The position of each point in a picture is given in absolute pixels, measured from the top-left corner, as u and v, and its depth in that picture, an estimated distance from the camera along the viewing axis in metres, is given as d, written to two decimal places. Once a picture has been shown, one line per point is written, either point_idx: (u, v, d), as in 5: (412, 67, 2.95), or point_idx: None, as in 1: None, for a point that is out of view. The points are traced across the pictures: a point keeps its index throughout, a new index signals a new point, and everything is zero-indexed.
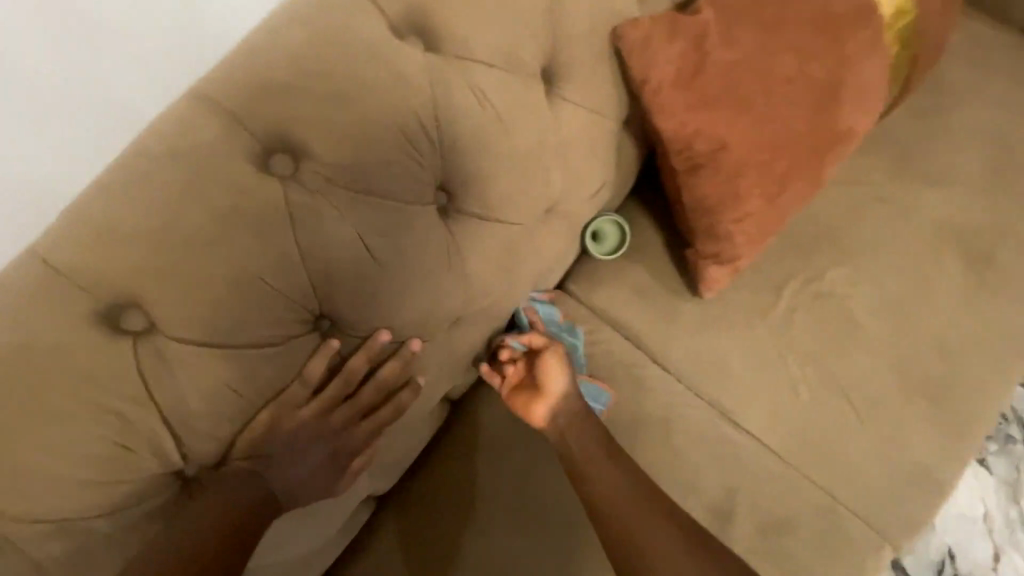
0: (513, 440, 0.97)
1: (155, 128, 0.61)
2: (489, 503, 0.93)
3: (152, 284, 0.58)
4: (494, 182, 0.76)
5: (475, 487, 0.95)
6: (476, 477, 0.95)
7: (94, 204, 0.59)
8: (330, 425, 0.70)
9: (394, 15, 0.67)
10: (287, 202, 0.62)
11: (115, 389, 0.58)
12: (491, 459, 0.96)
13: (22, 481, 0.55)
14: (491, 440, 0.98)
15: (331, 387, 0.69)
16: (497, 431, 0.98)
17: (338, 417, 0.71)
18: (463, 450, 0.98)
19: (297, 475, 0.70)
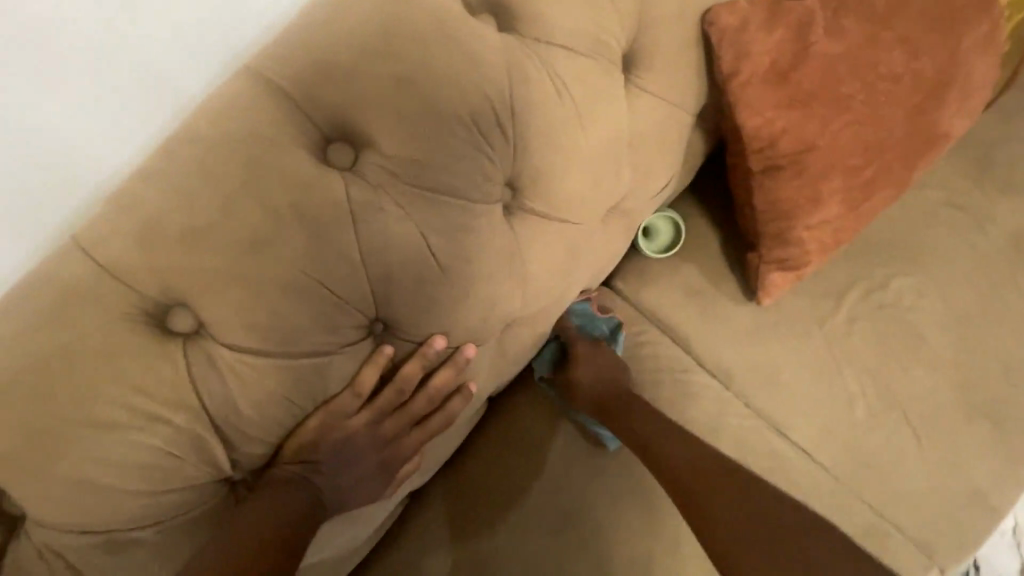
0: (556, 445, 0.93)
1: (204, 109, 0.55)
2: (529, 510, 0.89)
3: (204, 282, 0.53)
4: (564, 177, 0.69)
5: (515, 492, 0.90)
6: (517, 481, 0.91)
7: (138, 190, 0.53)
8: (382, 433, 0.66)
9: None
10: (348, 197, 0.57)
11: (161, 396, 0.53)
12: (532, 464, 0.92)
13: (67, 490, 0.51)
14: (532, 443, 0.93)
15: (384, 394, 0.65)
16: (538, 435, 0.94)
17: (390, 425, 0.66)
18: (503, 452, 0.94)
19: (345, 485, 0.66)
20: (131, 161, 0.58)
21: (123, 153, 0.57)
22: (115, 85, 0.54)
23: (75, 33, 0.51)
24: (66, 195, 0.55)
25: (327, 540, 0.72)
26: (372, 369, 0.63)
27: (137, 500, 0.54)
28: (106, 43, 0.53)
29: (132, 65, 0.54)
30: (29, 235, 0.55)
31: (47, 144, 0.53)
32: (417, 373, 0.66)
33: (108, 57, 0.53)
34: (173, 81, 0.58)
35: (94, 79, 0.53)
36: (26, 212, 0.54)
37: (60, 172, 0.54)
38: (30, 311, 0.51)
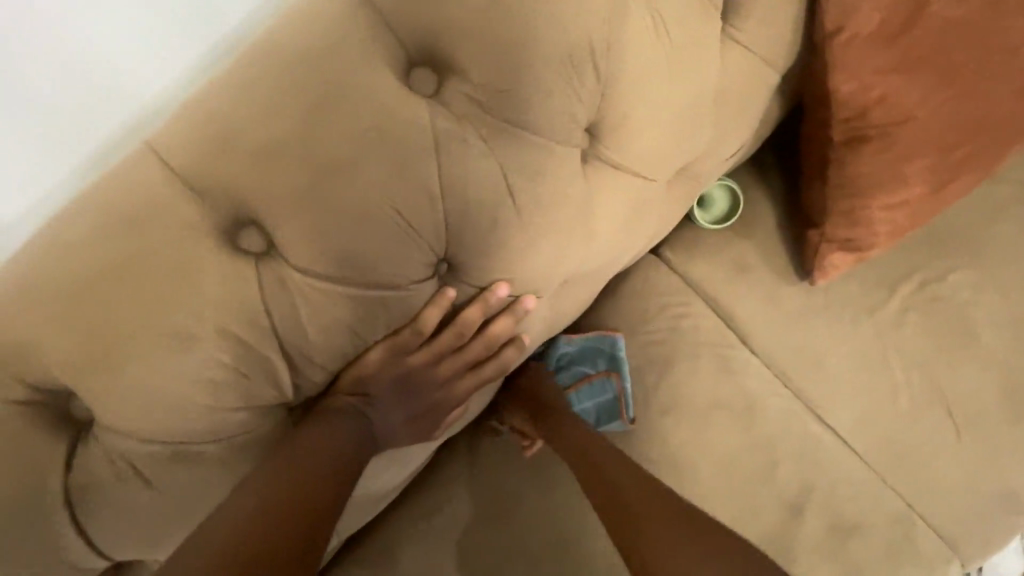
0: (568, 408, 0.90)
1: (284, 22, 0.52)
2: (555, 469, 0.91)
3: (282, 201, 0.51)
4: (646, 127, 0.66)
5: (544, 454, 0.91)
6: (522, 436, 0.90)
7: (215, 101, 0.51)
8: (437, 374, 0.65)
9: None
10: (433, 126, 0.54)
11: (232, 312, 0.52)
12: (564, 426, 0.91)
13: (137, 399, 0.51)
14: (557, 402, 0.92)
15: (445, 335, 0.64)
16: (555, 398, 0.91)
17: (446, 367, 0.65)
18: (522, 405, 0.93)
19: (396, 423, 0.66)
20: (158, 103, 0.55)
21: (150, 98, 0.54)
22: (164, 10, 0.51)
23: None
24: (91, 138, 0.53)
25: (370, 478, 0.73)
26: (435, 309, 0.61)
27: (204, 416, 0.54)
28: None
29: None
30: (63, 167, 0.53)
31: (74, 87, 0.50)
32: (476, 319, 0.64)
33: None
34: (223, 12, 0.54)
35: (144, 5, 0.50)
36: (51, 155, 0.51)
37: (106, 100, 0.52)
38: (96, 221, 0.50)
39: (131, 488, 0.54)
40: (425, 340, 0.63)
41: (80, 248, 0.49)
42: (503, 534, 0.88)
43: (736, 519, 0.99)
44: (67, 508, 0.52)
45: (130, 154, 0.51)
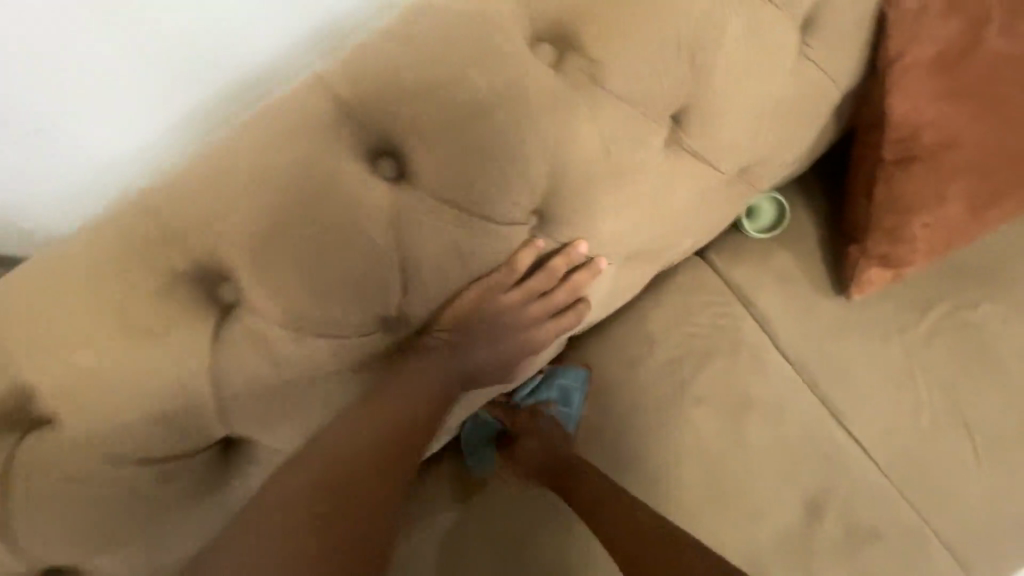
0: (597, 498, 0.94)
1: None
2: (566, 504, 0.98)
3: (420, 135, 0.61)
4: (724, 119, 0.75)
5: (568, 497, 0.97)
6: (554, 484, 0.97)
7: (376, 49, 0.62)
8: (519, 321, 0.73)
9: None
10: (553, 90, 0.63)
11: (365, 224, 0.61)
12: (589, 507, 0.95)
13: (279, 287, 0.60)
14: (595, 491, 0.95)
15: (529, 284, 0.71)
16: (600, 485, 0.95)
17: (529, 313, 0.73)
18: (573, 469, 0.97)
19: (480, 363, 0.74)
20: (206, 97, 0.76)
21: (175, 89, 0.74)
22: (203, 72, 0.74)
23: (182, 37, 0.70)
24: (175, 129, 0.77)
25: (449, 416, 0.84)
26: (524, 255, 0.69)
27: (328, 312, 0.62)
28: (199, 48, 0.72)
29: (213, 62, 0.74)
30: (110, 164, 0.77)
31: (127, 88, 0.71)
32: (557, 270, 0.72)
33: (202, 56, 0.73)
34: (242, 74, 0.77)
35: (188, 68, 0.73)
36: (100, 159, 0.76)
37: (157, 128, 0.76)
38: (265, 140, 0.60)
39: (259, 368, 0.62)
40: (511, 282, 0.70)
41: (250, 155, 0.60)
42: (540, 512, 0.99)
43: (755, 509, 1.05)
44: (206, 379, 0.59)
45: (299, 86, 0.62)
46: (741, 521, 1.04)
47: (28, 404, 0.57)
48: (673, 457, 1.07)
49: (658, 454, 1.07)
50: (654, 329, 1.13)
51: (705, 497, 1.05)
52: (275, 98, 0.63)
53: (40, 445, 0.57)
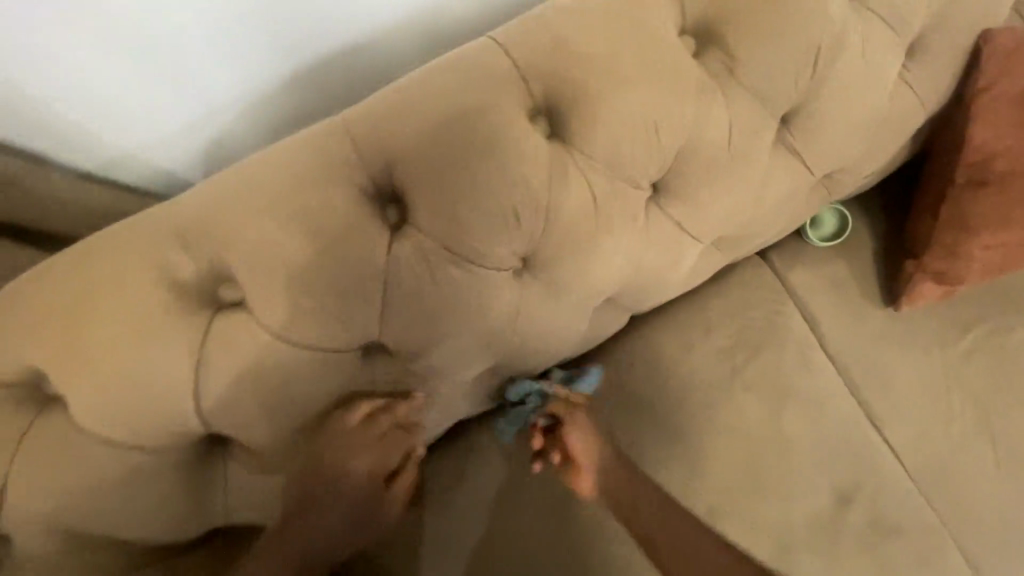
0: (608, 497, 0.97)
1: None
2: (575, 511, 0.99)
3: (580, 100, 0.70)
4: (826, 124, 0.84)
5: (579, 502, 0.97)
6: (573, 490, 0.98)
7: (548, 22, 0.71)
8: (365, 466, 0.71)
9: None
10: (694, 76, 0.73)
11: (523, 170, 0.69)
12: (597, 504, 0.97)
13: (446, 213, 0.68)
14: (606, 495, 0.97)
15: (365, 428, 0.72)
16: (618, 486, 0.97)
17: (352, 458, 0.71)
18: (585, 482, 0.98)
19: (340, 509, 0.72)
20: (326, 64, 0.86)
21: (308, 62, 0.84)
22: (279, 62, 0.82)
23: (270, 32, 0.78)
24: (297, 95, 0.87)
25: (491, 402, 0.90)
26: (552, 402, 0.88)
27: (480, 243, 0.70)
28: (284, 43, 0.80)
29: (294, 54, 0.82)
30: (137, 123, 0.78)
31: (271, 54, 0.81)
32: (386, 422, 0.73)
33: (282, 48, 0.81)
34: (320, 69, 0.86)
35: (257, 56, 0.80)
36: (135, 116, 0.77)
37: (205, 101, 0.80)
38: (443, 84, 0.68)
39: (414, 285, 0.69)
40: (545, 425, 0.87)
41: (430, 97, 0.67)
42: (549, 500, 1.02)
43: (788, 493, 1.13)
44: (371, 286, 0.68)
45: (476, 45, 0.71)
46: (775, 502, 1.13)
47: (223, 287, 0.66)
48: (718, 437, 1.16)
49: (705, 431, 1.16)
50: (713, 318, 1.21)
51: (744, 476, 1.14)
52: (452, 52, 0.71)
53: (229, 324, 0.66)
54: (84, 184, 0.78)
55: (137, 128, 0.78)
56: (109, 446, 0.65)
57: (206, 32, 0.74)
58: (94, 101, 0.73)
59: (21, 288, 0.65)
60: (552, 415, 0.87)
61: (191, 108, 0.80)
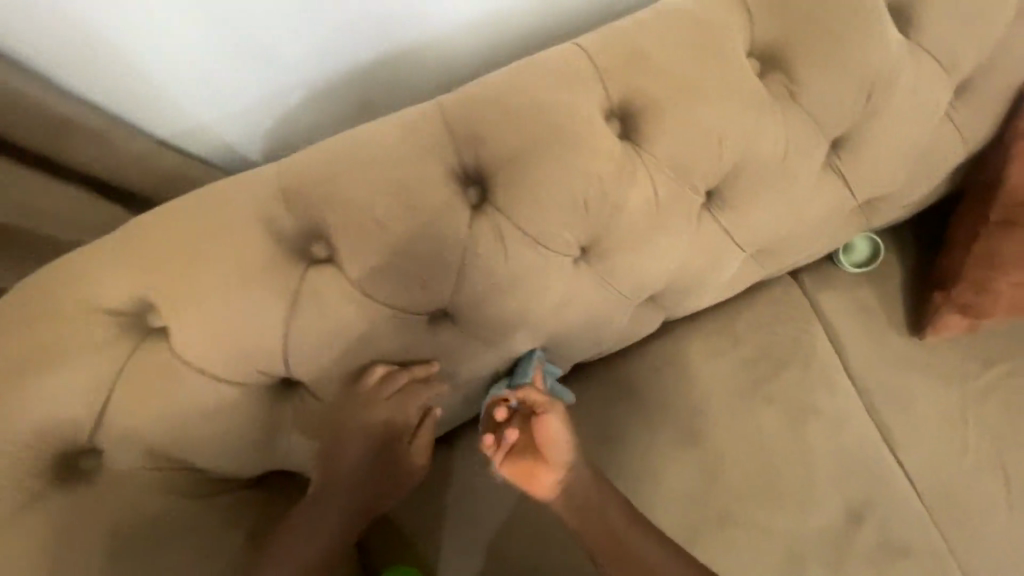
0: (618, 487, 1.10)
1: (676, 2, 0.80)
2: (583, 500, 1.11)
3: (652, 106, 0.77)
4: (873, 152, 0.90)
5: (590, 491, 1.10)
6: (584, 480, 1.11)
7: (629, 34, 0.78)
8: (390, 422, 0.78)
9: None
10: (758, 95, 0.79)
11: (595, 164, 0.75)
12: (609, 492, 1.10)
13: (522, 197, 0.74)
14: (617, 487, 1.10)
15: (386, 389, 0.77)
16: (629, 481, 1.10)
17: (378, 415, 0.77)
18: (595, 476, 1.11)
19: (372, 459, 0.79)
20: (397, 59, 0.94)
21: (380, 56, 0.92)
22: (348, 58, 0.91)
23: (346, 33, 0.87)
24: (372, 88, 0.97)
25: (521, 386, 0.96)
26: (529, 390, 0.84)
27: (548, 228, 0.76)
28: (356, 43, 0.89)
29: (364, 52, 0.91)
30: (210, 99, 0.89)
31: (351, 54, 0.90)
32: (404, 385, 0.78)
33: (354, 47, 0.89)
34: (387, 66, 0.95)
35: (329, 54, 0.89)
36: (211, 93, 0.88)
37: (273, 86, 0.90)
38: (531, 80, 0.75)
39: (485, 260, 0.76)
40: (513, 407, 0.83)
41: (518, 91, 0.74)
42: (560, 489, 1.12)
43: (802, 505, 1.17)
44: (447, 256, 0.74)
45: (561, 49, 0.78)
46: (788, 512, 1.17)
47: (314, 244, 0.73)
48: (738, 444, 1.20)
49: (726, 437, 1.20)
50: (742, 330, 1.26)
51: (760, 484, 1.18)
52: (538, 53, 0.79)
53: (318, 276, 0.73)
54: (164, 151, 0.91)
55: (210, 102, 0.89)
56: (200, 376, 0.72)
57: (287, 29, 0.83)
58: (178, 78, 0.84)
59: (138, 227, 0.72)
60: (526, 403, 0.83)
61: (262, 91, 0.91)
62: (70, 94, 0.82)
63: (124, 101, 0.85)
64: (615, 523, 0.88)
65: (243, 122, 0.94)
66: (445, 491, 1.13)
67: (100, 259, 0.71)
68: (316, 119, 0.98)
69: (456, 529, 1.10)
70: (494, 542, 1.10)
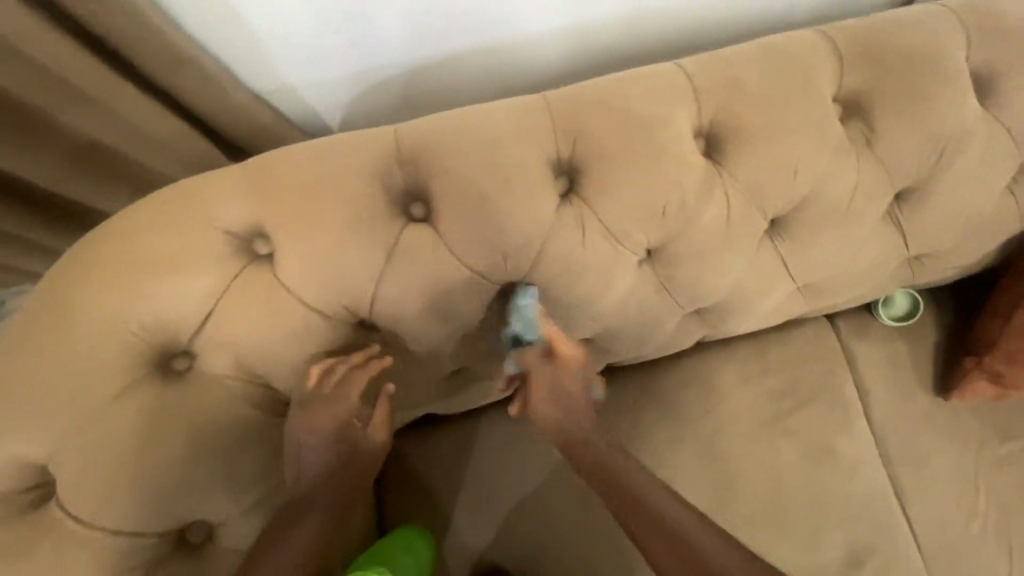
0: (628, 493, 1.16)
1: (773, 40, 0.87)
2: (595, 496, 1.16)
3: (740, 132, 0.83)
4: (934, 209, 0.95)
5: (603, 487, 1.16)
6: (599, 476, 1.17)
7: (728, 62, 0.85)
8: (335, 415, 0.80)
9: (976, 66, 0.88)
10: (837, 137, 0.85)
11: (679, 176, 0.82)
12: None
13: (607, 193, 0.81)
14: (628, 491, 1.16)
15: (327, 384, 0.80)
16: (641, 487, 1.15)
17: (324, 408, 0.80)
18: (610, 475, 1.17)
19: (330, 450, 0.81)
20: (498, 48, 1.04)
21: (481, 44, 1.03)
22: (449, 45, 1.01)
23: (455, 24, 0.97)
24: (463, 70, 1.08)
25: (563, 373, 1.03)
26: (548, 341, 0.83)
27: (626, 226, 0.83)
28: (460, 34, 0.99)
29: (465, 41, 1.01)
30: (315, 66, 1.00)
31: (458, 43, 1.01)
32: (341, 376, 0.81)
33: (458, 36, 1.00)
34: (482, 55, 1.05)
35: (434, 40, 0.99)
36: (321, 61, 0.99)
37: (375, 61, 1.01)
38: (631, 90, 0.83)
39: (563, 245, 0.83)
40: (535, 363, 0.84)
41: (619, 98, 0.82)
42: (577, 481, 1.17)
43: (803, 538, 1.21)
44: (534, 236, 0.81)
45: (662, 66, 0.85)
46: (788, 542, 1.21)
47: (415, 204, 0.81)
48: (751, 469, 1.24)
49: (740, 460, 1.25)
50: (772, 361, 1.31)
51: (766, 510, 1.22)
52: (639, 66, 0.86)
53: (414, 233, 0.80)
54: (258, 104, 1.04)
55: (314, 66, 1.01)
56: (295, 303, 0.80)
57: (405, 14, 0.93)
58: (296, 45, 0.95)
59: (266, 160, 0.81)
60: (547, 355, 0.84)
61: (363, 64, 1.02)
62: (209, 42, 0.92)
63: (247, 55, 0.96)
64: (649, 496, 0.83)
65: (337, 87, 1.06)
66: (470, 460, 1.19)
67: (217, 183, 0.80)
68: (406, 92, 1.10)
69: (472, 500, 1.17)
70: (506, 517, 1.15)
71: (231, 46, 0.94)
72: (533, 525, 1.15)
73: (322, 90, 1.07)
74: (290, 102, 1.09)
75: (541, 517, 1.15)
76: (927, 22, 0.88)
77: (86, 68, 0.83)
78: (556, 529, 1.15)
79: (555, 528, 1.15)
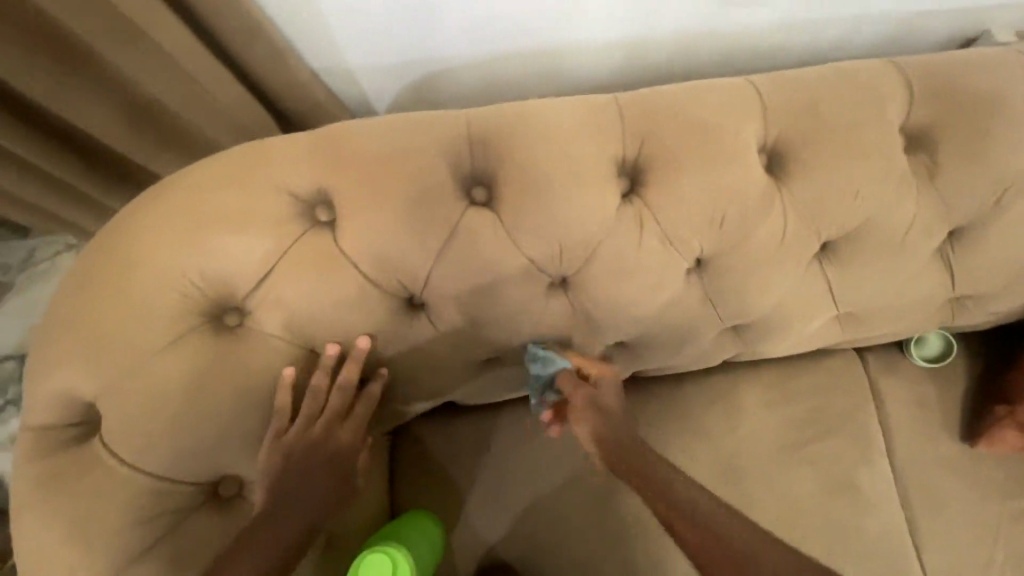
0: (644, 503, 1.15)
1: (844, 67, 0.88)
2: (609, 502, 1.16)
3: (803, 152, 0.84)
4: (985, 251, 0.95)
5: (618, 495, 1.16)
6: (616, 482, 1.16)
7: (798, 83, 0.86)
8: (341, 441, 0.83)
9: None
10: (900, 168, 0.86)
11: (740, 189, 0.83)
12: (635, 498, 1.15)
13: (668, 198, 0.82)
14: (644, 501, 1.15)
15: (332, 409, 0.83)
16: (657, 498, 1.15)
17: (331, 434, 0.82)
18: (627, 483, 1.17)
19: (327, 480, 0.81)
20: (565, 49, 1.06)
21: (550, 44, 1.04)
22: (519, 41, 1.03)
23: (528, 21, 0.99)
24: (527, 67, 1.09)
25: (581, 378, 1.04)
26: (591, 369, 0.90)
27: (682, 233, 0.84)
28: (531, 31, 1.01)
29: (535, 40, 1.03)
30: (386, 50, 1.02)
31: (527, 39, 1.03)
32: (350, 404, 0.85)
33: (529, 34, 1.02)
34: (548, 55, 1.07)
35: (505, 35, 1.01)
36: (391, 45, 1.01)
37: (444, 50, 1.03)
38: (701, 101, 0.84)
39: (618, 244, 0.83)
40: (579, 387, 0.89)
41: (687, 107, 0.83)
42: (592, 485, 1.16)
43: None
44: (591, 231, 0.82)
45: (732, 81, 0.86)
46: None
47: (478, 189, 0.82)
48: (767, 493, 1.24)
49: (757, 484, 1.24)
50: (798, 388, 1.30)
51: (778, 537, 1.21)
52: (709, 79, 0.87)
53: (474, 216, 0.81)
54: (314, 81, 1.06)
55: (382, 50, 1.02)
56: (349, 273, 0.81)
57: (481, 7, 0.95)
58: (370, 29, 0.97)
59: (333, 132, 0.83)
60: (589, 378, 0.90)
61: (431, 52, 1.03)
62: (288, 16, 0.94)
63: (323, 33, 0.98)
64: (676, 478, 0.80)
65: (403, 72, 1.08)
66: (487, 453, 1.19)
67: (285, 149, 0.82)
68: (469, 83, 1.11)
69: (485, 491, 1.17)
70: (519, 512, 1.15)
71: (307, 24, 0.96)
72: (545, 524, 1.15)
73: (380, 74, 1.08)
74: (348, 81, 1.10)
75: (553, 516, 1.15)
76: (1000, 65, 0.88)
77: (172, 28, 0.85)
78: (567, 530, 1.14)
79: (566, 530, 1.14)
